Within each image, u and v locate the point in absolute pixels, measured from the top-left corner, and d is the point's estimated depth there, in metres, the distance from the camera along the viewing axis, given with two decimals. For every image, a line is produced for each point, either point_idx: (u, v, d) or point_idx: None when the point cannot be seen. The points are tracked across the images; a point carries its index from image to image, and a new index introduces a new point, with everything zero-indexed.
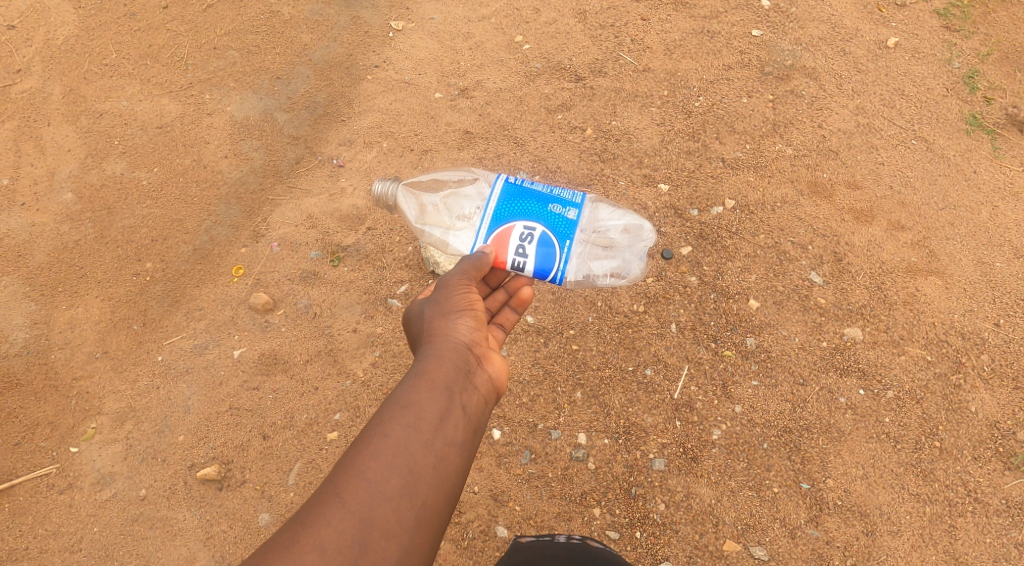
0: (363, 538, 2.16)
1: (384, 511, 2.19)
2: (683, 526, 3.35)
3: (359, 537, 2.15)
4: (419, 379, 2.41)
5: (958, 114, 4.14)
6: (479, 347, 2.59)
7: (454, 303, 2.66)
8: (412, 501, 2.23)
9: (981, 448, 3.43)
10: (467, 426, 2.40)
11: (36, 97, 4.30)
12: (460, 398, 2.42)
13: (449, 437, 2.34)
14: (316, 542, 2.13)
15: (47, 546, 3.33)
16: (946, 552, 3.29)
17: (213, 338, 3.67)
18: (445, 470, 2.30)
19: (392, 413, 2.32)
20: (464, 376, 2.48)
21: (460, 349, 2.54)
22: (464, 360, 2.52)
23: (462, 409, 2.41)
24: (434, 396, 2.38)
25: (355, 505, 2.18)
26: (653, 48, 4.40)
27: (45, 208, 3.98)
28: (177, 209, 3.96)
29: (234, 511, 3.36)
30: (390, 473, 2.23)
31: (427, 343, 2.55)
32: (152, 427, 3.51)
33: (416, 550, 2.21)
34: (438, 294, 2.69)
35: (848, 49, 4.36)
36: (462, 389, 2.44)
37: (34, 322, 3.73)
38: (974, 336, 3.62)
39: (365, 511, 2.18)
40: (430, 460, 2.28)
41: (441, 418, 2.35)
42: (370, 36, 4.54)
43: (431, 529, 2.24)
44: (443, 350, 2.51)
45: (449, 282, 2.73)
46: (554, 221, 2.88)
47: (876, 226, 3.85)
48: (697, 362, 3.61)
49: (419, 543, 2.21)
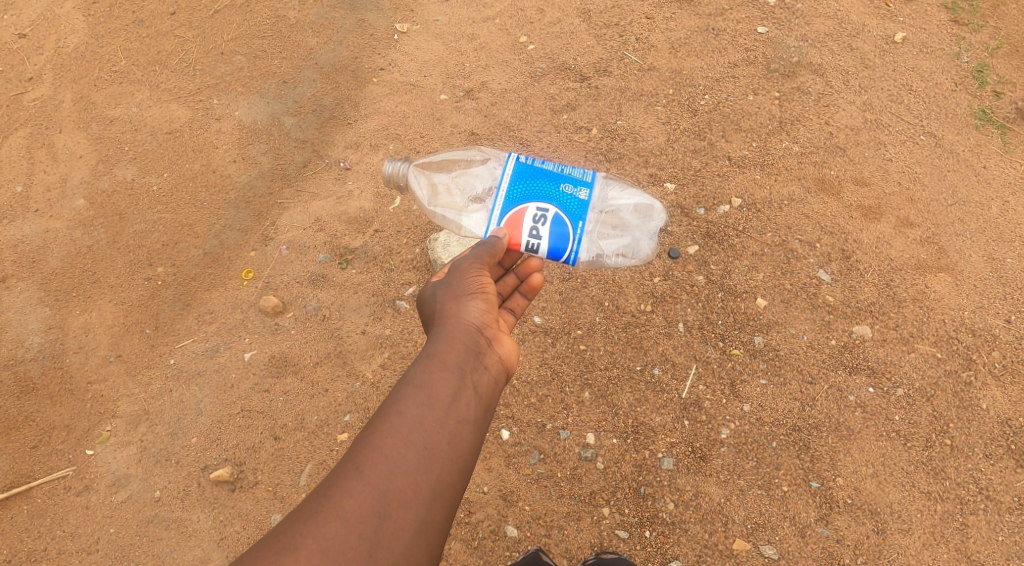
0: (383, 509, 2.19)
1: (402, 484, 2.22)
2: (693, 525, 3.36)
3: (379, 508, 2.18)
4: (431, 359, 2.44)
5: (967, 109, 4.11)
6: (490, 328, 2.61)
7: (466, 285, 2.68)
8: (429, 475, 2.26)
9: (992, 445, 3.42)
10: (480, 404, 2.42)
11: (48, 104, 4.36)
12: (473, 377, 2.45)
13: (462, 414, 2.37)
14: (338, 512, 2.16)
15: (65, 547, 3.39)
16: (958, 550, 3.28)
17: (224, 341, 3.72)
18: (459, 445, 2.33)
19: (407, 390, 2.35)
20: (475, 356, 2.50)
21: (471, 330, 2.56)
22: (475, 341, 2.54)
23: (474, 387, 2.43)
24: (447, 375, 2.41)
25: (374, 478, 2.21)
26: (658, 47, 4.40)
27: (58, 214, 4.04)
28: (188, 214, 4.00)
29: (247, 512, 3.40)
30: (406, 448, 2.26)
31: (439, 325, 2.57)
32: (165, 429, 3.56)
33: (432, 521, 2.24)
34: (450, 277, 2.71)
35: (855, 45, 4.34)
36: (473, 368, 2.47)
37: (49, 326, 3.79)
38: (984, 333, 3.60)
39: (383, 484, 2.21)
40: (444, 436, 2.31)
41: (454, 396, 2.38)
42: (375, 39, 4.55)
43: (447, 502, 2.27)
44: (455, 331, 2.53)
45: (461, 265, 2.75)
46: (566, 201, 2.90)
47: (885, 223, 3.83)
48: (705, 361, 3.61)
49: (435, 515, 2.25)
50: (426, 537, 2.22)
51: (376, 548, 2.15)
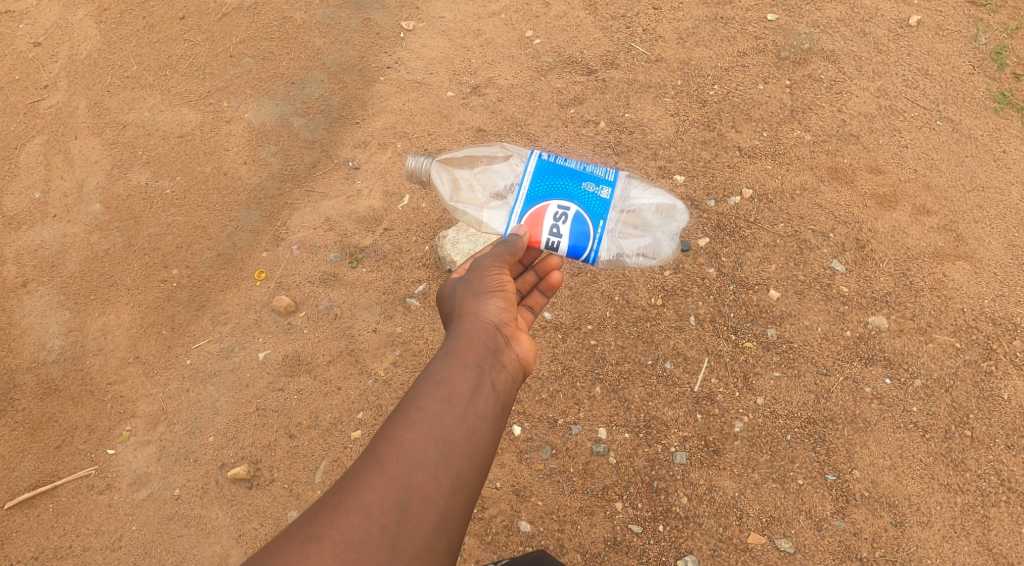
0: (404, 502, 2.20)
1: (423, 478, 2.23)
2: (707, 519, 3.33)
3: (401, 501, 2.19)
4: (449, 356, 2.45)
5: (986, 92, 4.03)
6: (508, 326, 2.61)
7: (487, 283, 2.68)
8: (449, 469, 2.27)
9: (1014, 436, 3.35)
10: (498, 402, 2.43)
11: (63, 111, 4.44)
12: (491, 374, 2.45)
13: (481, 411, 2.38)
14: (361, 505, 2.17)
15: (90, 544, 3.45)
16: (979, 543, 3.22)
17: (239, 341, 3.77)
18: (478, 441, 2.34)
19: (426, 387, 2.37)
20: (493, 354, 2.51)
21: (489, 329, 2.56)
22: (493, 339, 2.54)
23: (492, 385, 2.44)
24: (465, 372, 2.42)
25: (395, 471, 2.22)
26: (665, 37, 4.36)
27: (76, 219, 4.12)
28: (201, 217, 4.07)
29: (264, 509, 3.44)
30: (427, 443, 2.27)
31: (458, 322, 2.59)
32: (183, 428, 3.62)
33: (451, 517, 2.24)
34: (471, 274, 2.71)
35: (867, 30, 4.26)
36: (491, 366, 2.47)
37: (69, 329, 3.87)
38: (1006, 322, 3.53)
39: (404, 477, 2.22)
40: (464, 432, 2.32)
41: (472, 393, 2.38)
42: (381, 37, 4.57)
43: (466, 498, 2.28)
44: (473, 329, 2.54)
45: (481, 263, 2.75)
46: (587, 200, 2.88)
47: (901, 211, 3.77)
48: (718, 355, 3.58)
49: (456, 510, 2.25)
50: (446, 531, 2.22)
51: (398, 541, 2.16)
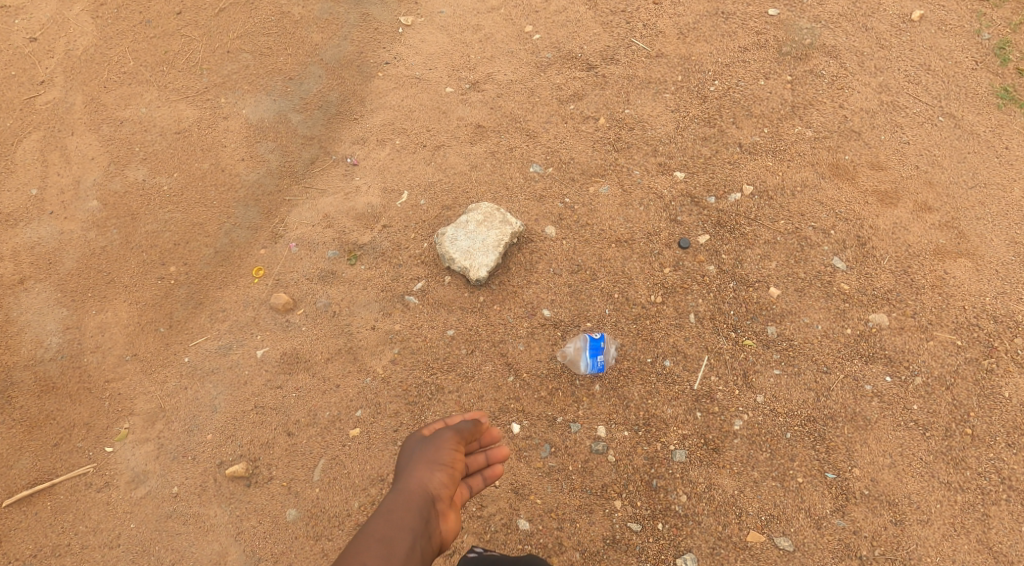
0: None
1: None
2: (706, 517, 3.28)
3: None
4: (388, 517, 2.30)
5: (989, 88, 4.05)
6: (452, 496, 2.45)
7: (441, 453, 2.51)
8: None
9: (1014, 434, 3.33)
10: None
11: (60, 107, 4.41)
12: (429, 540, 2.31)
13: None
14: None
15: (88, 542, 3.42)
16: (980, 541, 3.18)
17: (237, 339, 3.76)
18: None
19: (364, 545, 2.22)
20: (434, 520, 2.36)
21: (432, 493, 2.41)
22: (435, 504, 2.39)
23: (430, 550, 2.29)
24: (405, 534, 2.27)
25: None
26: (666, 33, 4.39)
27: (73, 216, 4.10)
28: (198, 213, 4.05)
29: (262, 507, 3.42)
30: None
31: (398, 484, 2.43)
32: (181, 426, 3.60)
33: None
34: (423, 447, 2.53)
35: (869, 25, 4.30)
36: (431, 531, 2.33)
37: (66, 327, 3.85)
38: (1007, 319, 3.52)
39: None
40: None
41: (410, 557, 2.24)
42: (380, 32, 4.60)
43: None
44: (416, 493, 2.39)
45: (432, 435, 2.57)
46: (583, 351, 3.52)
47: (902, 208, 3.76)
48: (718, 352, 3.55)
49: None
50: None
51: None
